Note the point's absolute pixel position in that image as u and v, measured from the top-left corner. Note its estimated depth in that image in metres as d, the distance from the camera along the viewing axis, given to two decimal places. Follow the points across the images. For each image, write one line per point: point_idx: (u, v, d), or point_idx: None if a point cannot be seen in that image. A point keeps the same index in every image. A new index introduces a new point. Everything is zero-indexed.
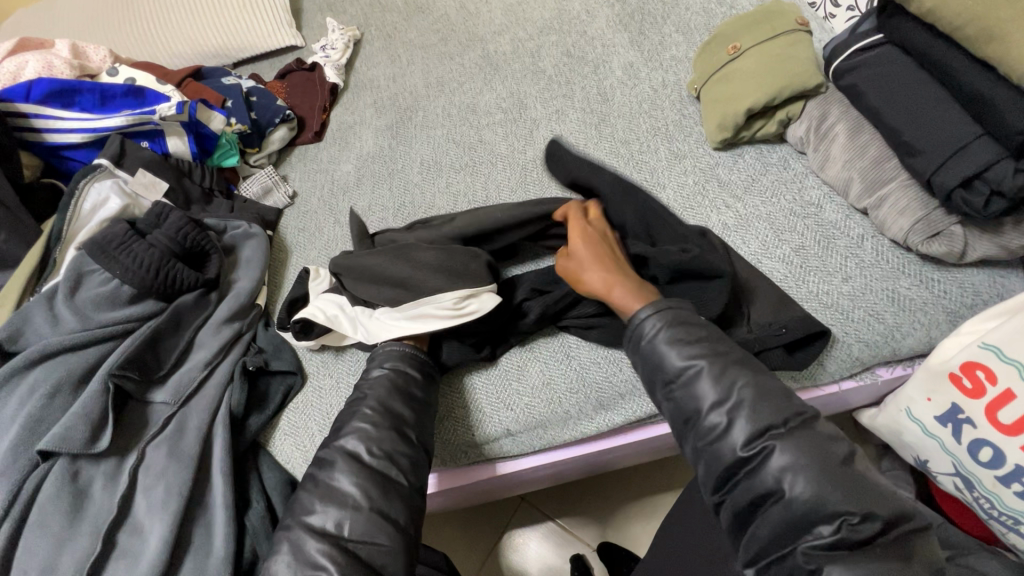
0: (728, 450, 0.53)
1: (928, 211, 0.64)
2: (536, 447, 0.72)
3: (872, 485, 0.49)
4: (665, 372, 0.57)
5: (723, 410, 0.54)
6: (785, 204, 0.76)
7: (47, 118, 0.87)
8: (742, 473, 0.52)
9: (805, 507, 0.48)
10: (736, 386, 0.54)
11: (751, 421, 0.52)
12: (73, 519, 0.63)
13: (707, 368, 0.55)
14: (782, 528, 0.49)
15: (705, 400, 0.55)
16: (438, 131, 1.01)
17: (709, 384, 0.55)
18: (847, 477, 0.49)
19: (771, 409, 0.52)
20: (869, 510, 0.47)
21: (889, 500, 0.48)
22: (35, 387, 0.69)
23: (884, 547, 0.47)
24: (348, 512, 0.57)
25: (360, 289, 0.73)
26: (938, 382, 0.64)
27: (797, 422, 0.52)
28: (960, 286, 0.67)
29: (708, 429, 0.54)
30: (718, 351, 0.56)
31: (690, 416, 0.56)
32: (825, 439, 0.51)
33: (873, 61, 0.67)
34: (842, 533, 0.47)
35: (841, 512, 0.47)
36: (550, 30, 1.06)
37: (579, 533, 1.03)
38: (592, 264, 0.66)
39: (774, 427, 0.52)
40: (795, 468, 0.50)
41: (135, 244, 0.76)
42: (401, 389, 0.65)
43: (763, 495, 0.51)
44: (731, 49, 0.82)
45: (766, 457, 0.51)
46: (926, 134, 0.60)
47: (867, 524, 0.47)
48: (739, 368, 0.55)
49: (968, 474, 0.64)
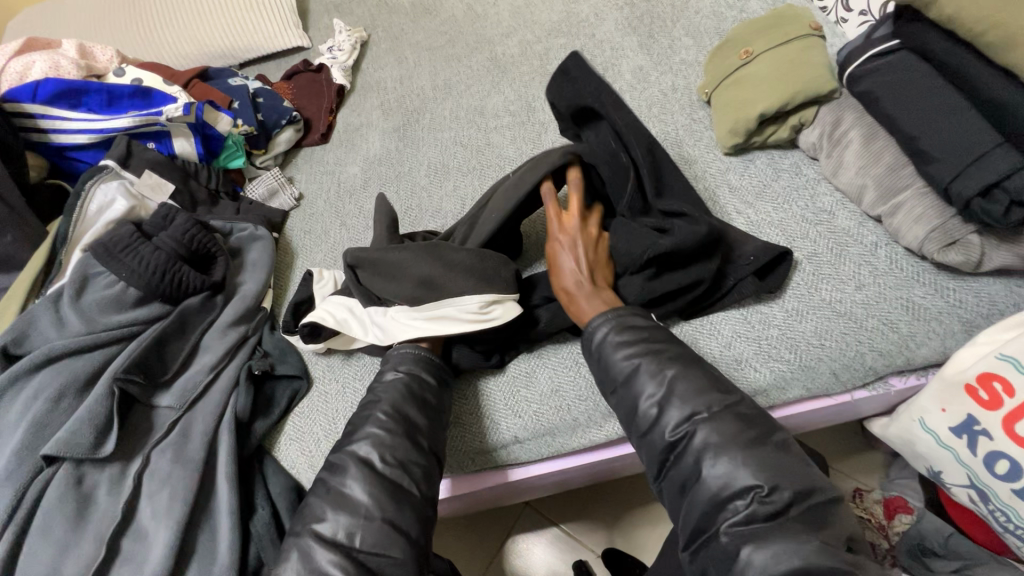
0: (659, 436, 0.56)
1: (945, 219, 0.63)
2: (544, 454, 0.71)
3: (787, 461, 0.51)
4: (611, 373, 0.60)
5: (656, 400, 0.57)
6: (798, 211, 0.75)
7: (54, 119, 0.86)
8: (672, 458, 0.55)
9: (720, 485, 0.51)
10: (667, 378, 0.57)
11: (680, 407, 0.55)
12: (76, 525, 0.62)
13: (645, 364, 0.58)
14: (705, 508, 0.51)
15: (640, 395, 0.58)
16: (446, 133, 1.00)
17: (648, 380, 0.57)
18: (760, 455, 0.51)
19: (697, 396, 0.55)
20: (778, 482, 0.50)
21: (799, 475, 0.50)
22: (40, 391, 0.68)
23: (797, 519, 0.49)
24: (359, 522, 0.57)
25: (376, 285, 0.71)
26: (953, 393, 0.63)
27: (721, 407, 0.55)
28: (975, 295, 0.66)
29: (643, 419, 0.57)
30: (656, 349, 0.59)
31: (632, 411, 0.58)
32: (742, 421, 0.54)
33: (887, 67, 0.66)
34: (754, 507, 0.49)
35: (751, 486, 0.50)
36: (558, 33, 1.06)
37: (584, 539, 1.03)
38: (560, 273, 0.67)
39: (700, 412, 0.54)
40: (715, 450, 0.52)
41: (141, 247, 0.76)
42: (416, 394, 0.65)
43: (688, 478, 0.53)
44: (743, 54, 0.81)
45: (690, 439, 0.54)
46: (945, 141, 0.59)
47: (778, 495, 0.49)
48: (671, 361, 0.58)
49: (984, 486, 0.63)
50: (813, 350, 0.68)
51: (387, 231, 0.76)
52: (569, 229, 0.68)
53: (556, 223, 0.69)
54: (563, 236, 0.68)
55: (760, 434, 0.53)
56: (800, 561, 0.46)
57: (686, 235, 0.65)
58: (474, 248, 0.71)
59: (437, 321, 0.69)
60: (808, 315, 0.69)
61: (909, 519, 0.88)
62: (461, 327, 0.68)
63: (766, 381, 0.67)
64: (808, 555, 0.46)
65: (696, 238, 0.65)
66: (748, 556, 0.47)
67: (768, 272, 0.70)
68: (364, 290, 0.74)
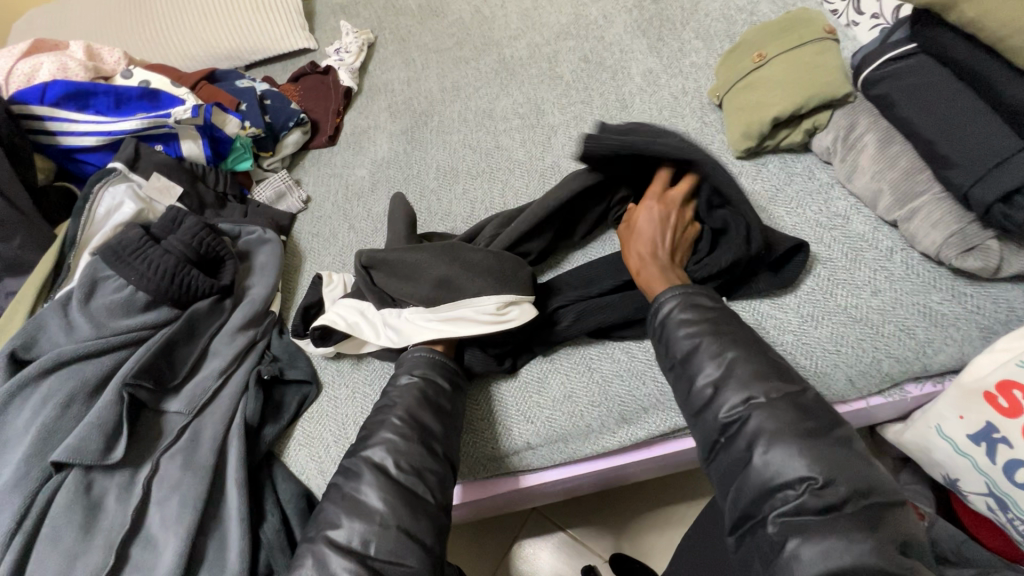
0: (712, 416, 0.55)
1: (963, 225, 0.63)
2: (557, 460, 0.70)
3: (848, 455, 0.49)
4: (670, 349, 0.60)
5: (713, 380, 0.56)
6: (811, 215, 0.75)
7: (62, 121, 0.85)
8: (723, 440, 0.54)
9: (771, 473, 0.50)
10: (726, 360, 0.56)
11: (736, 390, 0.54)
12: (86, 533, 0.62)
13: (706, 343, 0.58)
14: (754, 496, 0.50)
15: (699, 374, 0.57)
16: (454, 136, 0.99)
17: (707, 359, 0.57)
18: (820, 447, 0.49)
19: (756, 380, 0.54)
20: (833, 477, 0.48)
21: (859, 472, 0.48)
22: (49, 397, 0.68)
23: (853, 516, 0.46)
24: (374, 530, 0.56)
25: (393, 287, 0.72)
26: (973, 401, 0.63)
27: (779, 395, 0.53)
28: (994, 302, 0.65)
29: (699, 396, 0.57)
30: (719, 329, 0.58)
31: (687, 389, 0.58)
32: (801, 410, 0.52)
33: (905, 71, 0.66)
34: (805, 498, 0.48)
35: (803, 477, 0.48)
36: (567, 35, 1.06)
37: (591, 544, 1.02)
38: (643, 235, 0.67)
39: (756, 397, 0.53)
40: (770, 437, 0.51)
41: (150, 251, 0.75)
42: (431, 400, 0.64)
43: (738, 462, 0.52)
44: (756, 57, 0.80)
45: (744, 423, 0.53)
46: (966, 147, 0.59)
47: (832, 490, 0.47)
48: (733, 343, 0.57)
49: (1003, 495, 0.62)
50: (829, 356, 0.67)
51: (404, 230, 0.78)
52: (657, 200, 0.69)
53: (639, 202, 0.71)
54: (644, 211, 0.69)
55: (820, 426, 0.51)
56: (851, 558, 0.44)
57: (740, 239, 0.67)
58: (491, 249, 0.72)
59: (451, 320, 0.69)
60: (823, 321, 0.68)
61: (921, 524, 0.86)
62: (475, 327, 0.67)
63: None
64: (862, 554, 0.44)
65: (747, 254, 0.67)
66: (795, 549, 0.46)
67: (785, 265, 0.70)
68: (379, 292, 0.74)
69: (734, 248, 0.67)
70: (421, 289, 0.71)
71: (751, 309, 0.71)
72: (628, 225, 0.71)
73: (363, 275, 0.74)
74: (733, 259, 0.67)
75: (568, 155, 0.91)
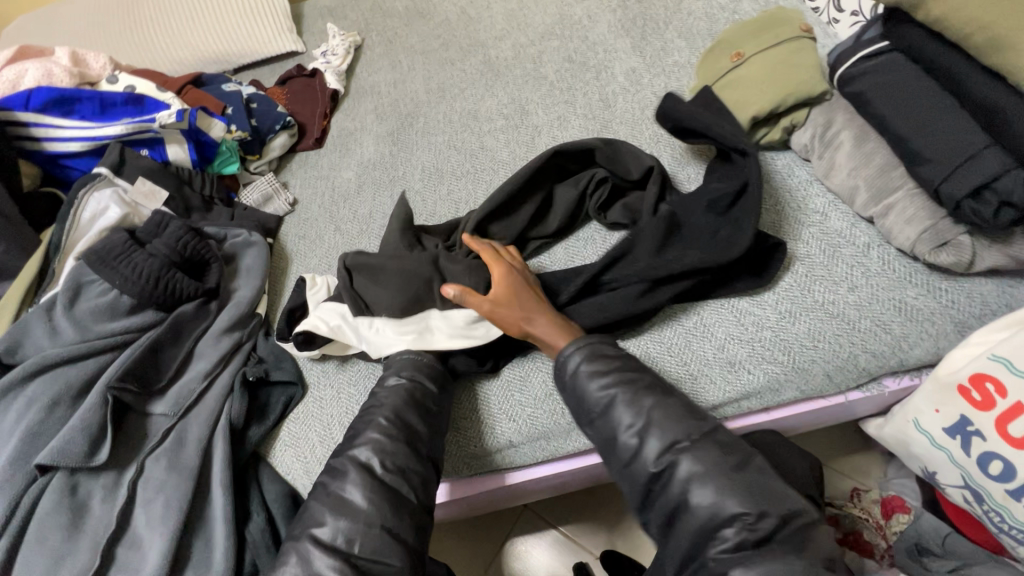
0: (642, 467, 0.58)
1: (936, 221, 0.64)
2: (540, 458, 0.71)
3: (766, 486, 0.54)
4: (587, 405, 0.63)
5: (635, 430, 0.59)
6: (790, 211, 0.75)
7: (46, 127, 0.86)
8: (656, 488, 0.57)
9: (707, 512, 0.53)
10: (643, 409, 0.60)
11: (658, 437, 0.58)
12: (71, 535, 0.63)
13: (622, 394, 0.61)
14: (694, 535, 0.54)
15: (620, 426, 0.60)
16: (439, 137, 1.00)
17: (624, 410, 0.60)
18: (745, 479, 0.54)
19: (677, 424, 0.58)
20: (762, 509, 0.52)
21: (782, 499, 0.53)
22: (34, 400, 0.68)
23: (782, 543, 0.51)
24: (358, 527, 0.57)
25: (370, 292, 0.73)
26: (947, 395, 0.63)
27: (699, 436, 0.57)
28: (967, 296, 0.66)
29: (625, 449, 0.59)
30: (630, 377, 0.62)
31: (612, 441, 0.61)
32: (719, 448, 0.56)
33: (878, 68, 0.66)
34: (743, 534, 0.52)
35: (739, 514, 0.52)
36: (552, 35, 1.06)
37: (583, 541, 1.02)
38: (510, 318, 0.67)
39: (680, 441, 0.57)
40: (698, 478, 0.55)
41: (134, 254, 0.76)
42: (417, 401, 0.65)
43: (676, 506, 0.55)
44: (734, 56, 0.81)
45: (674, 469, 0.56)
46: (935, 143, 0.59)
47: (762, 522, 0.52)
48: (646, 392, 0.61)
49: (978, 486, 0.63)
50: (806, 351, 0.68)
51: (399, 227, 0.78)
52: (504, 284, 0.69)
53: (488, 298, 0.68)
54: (502, 301, 0.68)
55: (741, 459, 0.56)
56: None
57: (721, 250, 0.68)
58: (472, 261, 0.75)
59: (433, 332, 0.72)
60: (801, 317, 0.69)
61: (906, 518, 0.87)
62: (458, 339, 0.71)
63: (760, 382, 0.68)
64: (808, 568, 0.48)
65: (725, 257, 0.67)
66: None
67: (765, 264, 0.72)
68: (356, 295, 0.74)
69: (716, 250, 0.68)
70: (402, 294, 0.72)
71: (729, 305, 0.72)
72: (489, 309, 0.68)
73: (342, 281, 0.75)
74: (699, 261, 0.68)
75: None
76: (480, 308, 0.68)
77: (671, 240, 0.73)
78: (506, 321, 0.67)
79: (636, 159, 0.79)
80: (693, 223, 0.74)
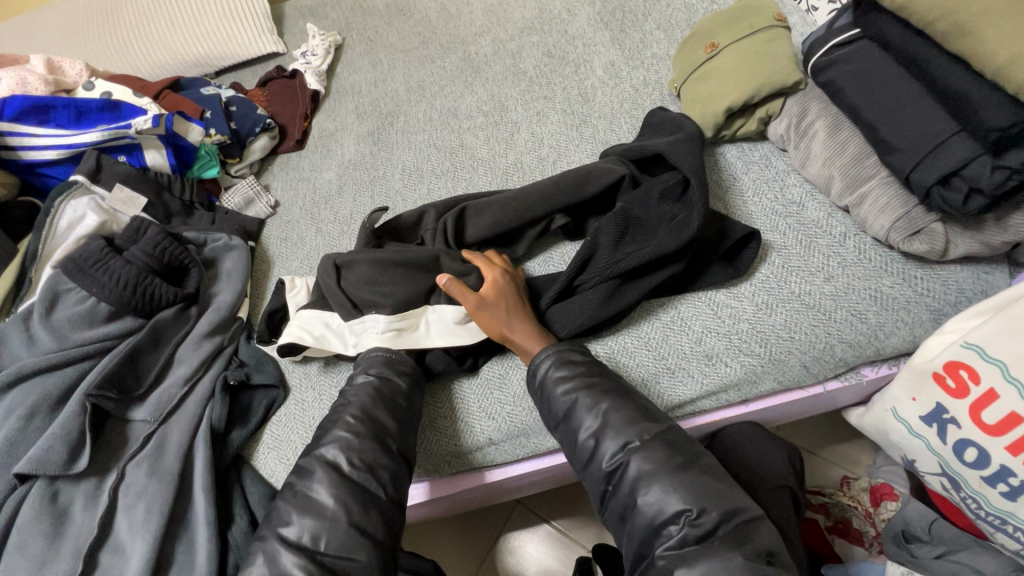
0: (597, 466, 0.59)
1: (908, 209, 0.63)
2: (519, 455, 0.71)
3: (716, 485, 0.55)
4: (552, 408, 0.64)
5: (593, 432, 0.60)
6: (767, 203, 0.75)
7: (22, 136, 0.85)
8: (610, 488, 0.59)
9: (655, 512, 0.55)
10: (602, 411, 0.61)
11: (614, 438, 0.59)
12: (51, 542, 0.63)
13: (582, 398, 0.62)
14: (644, 534, 0.55)
15: (581, 429, 0.61)
16: (419, 136, 1.00)
17: (585, 413, 0.61)
18: (690, 478, 0.55)
19: (630, 426, 0.59)
20: (705, 505, 0.53)
21: (726, 496, 0.54)
22: (12, 410, 0.69)
23: (723, 540, 0.52)
24: (325, 525, 0.57)
25: (359, 291, 0.72)
26: (922, 382, 0.63)
27: (652, 436, 0.58)
28: (943, 284, 0.66)
29: (583, 449, 0.61)
30: (592, 381, 0.63)
31: (573, 444, 0.62)
32: (671, 446, 0.57)
33: (851, 56, 0.66)
34: (685, 530, 0.53)
35: (681, 510, 0.53)
36: (532, 30, 1.05)
37: (576, 536, 1.02)
38: (490, 321, 0.68)
39: (632, 442, 0.58)
40: (648, 478, 0.56)
41: (111, 261, 0.76)
42: (387, 398, 0.66)
43: (626, 506, 0.57)
44: (709, 47, 0.81)
45: (624, 469, 0.58)
46: (903, 131, 0.59)
47: (705, 519, 0.53)
48: (605, 394, 0.62)
49: (954, 473, 0.63)
50: (782, 342, 0.67)
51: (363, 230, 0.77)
52: (493, 286, 0.70)
53: (475, 295, 0.69)
54: (488, 302, 0.69)
55: (688, 458, 0.57)
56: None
57: (677, 228, 0.68)
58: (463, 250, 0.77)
59: (417, 330, 0.72)
60: (777, 308, 0.69)
61: (895, 506, 0.86)
62: (444, 339, 0.71)
63: (737, 375, 0.68)
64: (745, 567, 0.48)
65: (679, 241, 0.67)
66: None
67: (738, 255, 0.72)
68: (345, 294, 0.73)
69: (671, 234, 0.68)
70: (395, 291, 0.71)
71: (705, 297, 0.72)
72: (474, 303, 0.68)
73: (327, 278, 0.74)
74: (658, 249, 0.68)
75: (531, 151, 0.91)
76: (465, 301, 0.68)
77: (628, 235, 0.72)
78: (487, 321, 0.68)
79: (600, 174, 0.76)
80: (648, 215, 0.74)
